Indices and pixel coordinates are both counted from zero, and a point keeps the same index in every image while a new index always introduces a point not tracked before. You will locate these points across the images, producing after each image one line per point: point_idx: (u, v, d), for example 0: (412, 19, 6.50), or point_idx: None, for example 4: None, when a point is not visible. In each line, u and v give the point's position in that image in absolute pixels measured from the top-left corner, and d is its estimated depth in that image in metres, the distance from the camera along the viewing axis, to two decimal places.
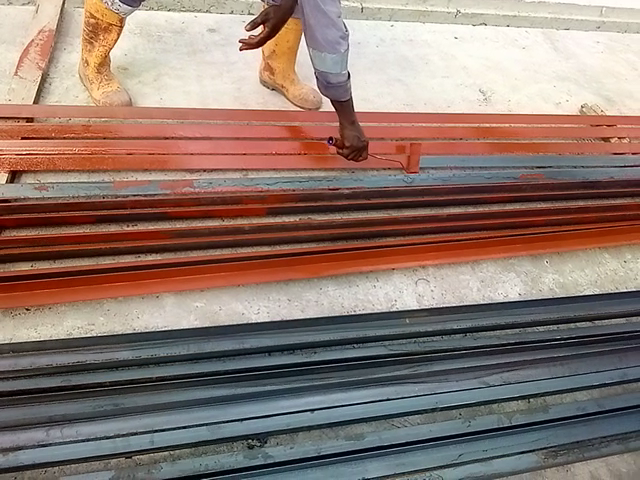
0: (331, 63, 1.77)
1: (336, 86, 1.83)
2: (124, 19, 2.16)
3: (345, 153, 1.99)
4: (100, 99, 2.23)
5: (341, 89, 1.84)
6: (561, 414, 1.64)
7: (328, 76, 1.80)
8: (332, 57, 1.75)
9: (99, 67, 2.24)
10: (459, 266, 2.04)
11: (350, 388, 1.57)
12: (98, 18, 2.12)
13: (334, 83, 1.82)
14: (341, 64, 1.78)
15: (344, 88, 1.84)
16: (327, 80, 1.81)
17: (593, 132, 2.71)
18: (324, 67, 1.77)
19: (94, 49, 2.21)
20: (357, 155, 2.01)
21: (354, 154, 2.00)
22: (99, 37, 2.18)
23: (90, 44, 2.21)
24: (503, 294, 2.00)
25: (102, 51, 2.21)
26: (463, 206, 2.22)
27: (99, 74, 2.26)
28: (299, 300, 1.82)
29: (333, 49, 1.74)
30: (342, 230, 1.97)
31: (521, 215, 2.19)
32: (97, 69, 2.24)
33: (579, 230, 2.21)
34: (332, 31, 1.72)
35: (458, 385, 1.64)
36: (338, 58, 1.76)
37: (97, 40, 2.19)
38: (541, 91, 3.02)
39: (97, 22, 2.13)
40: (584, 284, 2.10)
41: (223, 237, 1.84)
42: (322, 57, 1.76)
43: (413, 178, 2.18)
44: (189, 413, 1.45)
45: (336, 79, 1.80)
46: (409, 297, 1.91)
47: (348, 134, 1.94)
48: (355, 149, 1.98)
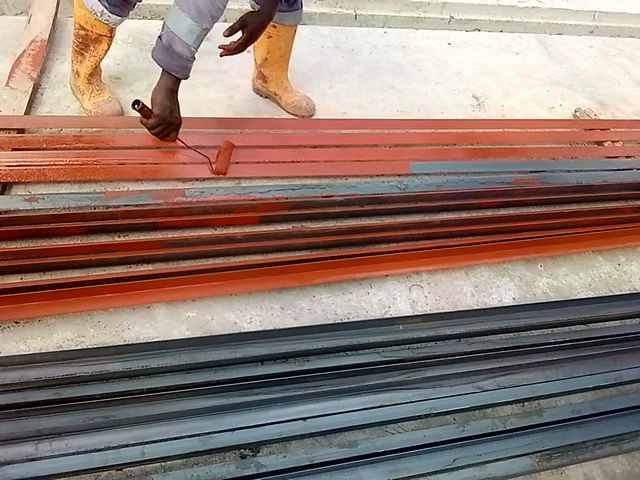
0: (184, 28, 1.77)
1: (173, 54, 1.81)
2: (113, 28, 2.16)
3: (152, 126, 1.91)
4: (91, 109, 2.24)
5: (178, 60, 1.83)
6: (556, 418, 1.62)
7: (174, 40, 1.79)
8: (189, 24, 1.77)
9: (90, 77, 2.24)
10: (453, 271, 2.03)
11: (343, 395, 1.56)
12: (89, 29, 2.13)
13: (176, 52, 1.81)
14: (195, 37, 1.80)
15: (180, 63, 1.83)
16: (171, 45, 1.79)
17: (585, 136, 2.74)
18: (175, 30, 1.77)
19: (84, 60, 2.21)
20: (165, 130, 1.96)
21: (163, 130, 1.94)
22: (90, 49, 2.18)
23: (80, 55, 2.20)
24: (498, 299, 1.99)
25: (93, 62, 2.21)
26: (457, 211, 2.22)
27: (89, 85, 2.25)
28: (292, 308, 1.81)
29: (194, 17, 1.76)
30: (335, 236, 1.96)
31: (515, 219, 2.19)
32: (87, 79, 2.24)
33: (573, 233, 2.20)
34: (205, 3, 1.75)
35: (452, 390, 1.63)
36: (192, 30, 1.78)
37: (87, 51, 2.19)
38: (534, 96, 3.02)
39: (87, 33, 2.14)
40: (579, 287, 2.09)
41: (215, 246, 1.84)
42: (179, 19, 1.76)
43: (406, 184, 2.18)
44: (180, 423, 1.44)
45: (180, 48, 1.80)
46: (403, 303, 1.90)
47: (159, 101, 1.89)
48: (165, 123, 1.93)
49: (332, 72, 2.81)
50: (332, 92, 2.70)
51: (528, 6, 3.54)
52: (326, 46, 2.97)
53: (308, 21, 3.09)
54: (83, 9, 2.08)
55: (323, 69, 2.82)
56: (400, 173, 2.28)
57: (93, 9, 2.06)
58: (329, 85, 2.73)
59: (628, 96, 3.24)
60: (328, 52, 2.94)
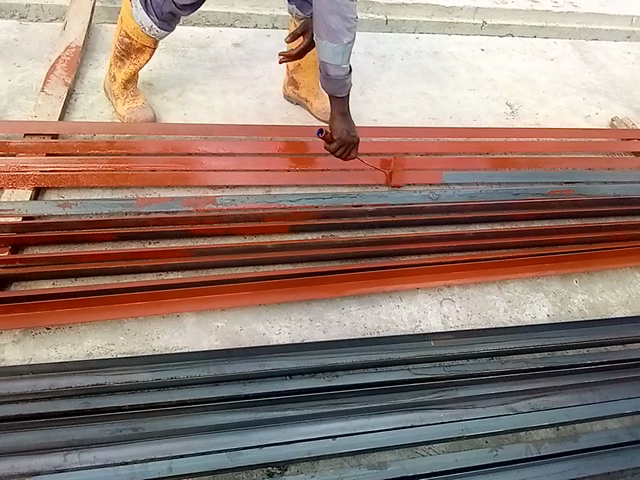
0: (331, 52, 1.63)
1: (334, 79, 1.70)
2: (157, 41, 2.18)
3: (335, 150, 1.79)
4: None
5: (338, 83, 1.70)
6: (593, 444, 1.57)
7: (328, 67, 1.67)
8: (334, 48, 1.62)
9: (127, 83, 2.25)
10: (485, 286, 1.98)
11: (373, 413, 1.53)
12: (133, 39, 2.15)
13: (334, 77, 1.69)
14: (344, 56, 1.65)
15: (344, 83, 1.71)
16: (327, 73, 1.68)
17: (624, 145, 2.65)
18: (325, 57, 1.65)
19: (123, 67, 2.24)
20: (347, 152, 1.80)
21: (344, 151, 1.79)
22: (131, 57, 2.21)
23: (121, 61, 2.23)
24: (532, 316, 1.93)
25: (131, 70, 2.23)
26: (489, 223, 2.17)
27: (125, 90, 2.27)
28: (321, 320, 1.79)
29: (337, 38, 1.60)
30: (365, 248, 1.93)
31: (550, 232, 2.12)
32: (123, 85, 2.26)
33: (612, 248, 2.13)
34: (338, 20, 1.58)
35: (485, 412, 1.59)
36: (341, 50, 1.63)
37: (129, 59, 2.22)
38: (570, 104, 2.94)
39: (131, 42, 2.16)
40: (616, 305, 2.02)
41: (246, 255, 1.83)
42: (323, 45, 1.62)
43: (439, 194, 2.12)
44: (208, 437, 1.43)
45: (335, 72, 1.67)
46: (434, 318, 1.86)
47: (336, 126, 1.76)
48: (344, 144, 1.77)
49: (363, 78, 2.78)
50: (362, 99, 2.66)
51: (564, 10, 3.46)
52: (356, 52, 2.95)
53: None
54: (133, 22, 2.10)
55: (354, 75, 2.79)
56: (431, 183, 2.25)
57: (141, 23, 2.08)
58: (359, 92, 2.70)
59: None
60: (358, 57, 2.91)
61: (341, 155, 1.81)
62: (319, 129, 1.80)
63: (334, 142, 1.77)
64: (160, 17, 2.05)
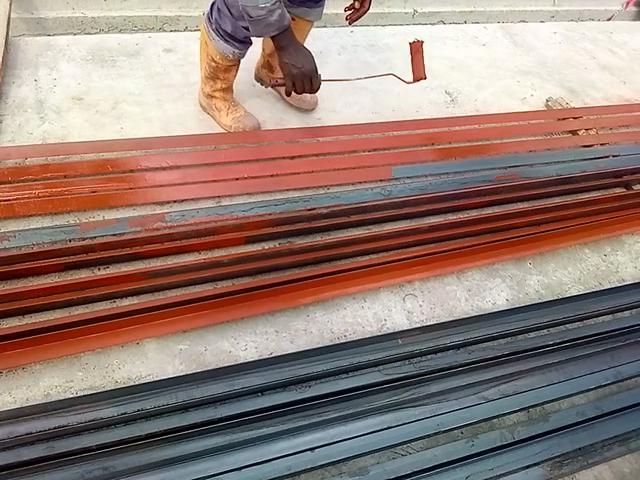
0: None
1: (257, 20, 1.86)
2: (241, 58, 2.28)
3: (290, 85, 1.99)
4: (231, 124, 2.32)
5: (260, 24, 1.86)
6: (562, 422, 1.63)
7: (246, 10, 1.83)
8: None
9: (225, 96, 2.35)
10: (445, 277, 2.00)
11: (349, 420, 1.53)
12: (218, 62, 2.25)
13: (255, 17, 1.85)
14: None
15: (266, 22, 1.86)
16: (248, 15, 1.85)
17: (560, 125, 2.78)
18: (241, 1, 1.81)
19: (215, 85, 2.32)
20: (301, 86, 1.98)
21: (298, 87, 1.98)
22: (219, 77, 2.30)
23: (211, 81, 2.32)
24: (492, 302, 1.97)
25: (224, 87, 2.32)
26: (444, 214, 2.19)
27: (226, 102, 2.35)
28: (287, 331, 1.75)
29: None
30: (324, 252, 1.91)
31: (500, 218, 2.17)
32: (223, 98, 2.34)
33: (560, 228, 2.20)
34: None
35: (458, 403, 1.61)
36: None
37: (220, 79, 2.31)
38: (506, 88, 3.02)
39: (217, 66, 2.26)
40: (569, 283, 2.08)
41: (201, 273, 1.77)
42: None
43: (390, 190, 2.15)
44: (183, 467, 1.39)
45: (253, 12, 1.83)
46: (399, 315, 1.87)
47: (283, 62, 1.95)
48: (295, 80, 1.96)
49: None
50: None
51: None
52: None
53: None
54: (215, 50, 2.20)
55: None
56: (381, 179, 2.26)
57: (232, 53, 2.19)
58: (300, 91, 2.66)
59: (596, 81, 3.27)
60: None
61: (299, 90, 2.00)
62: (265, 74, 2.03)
63: (286, 81, 1.98)
64: (241, 42, 2.17)
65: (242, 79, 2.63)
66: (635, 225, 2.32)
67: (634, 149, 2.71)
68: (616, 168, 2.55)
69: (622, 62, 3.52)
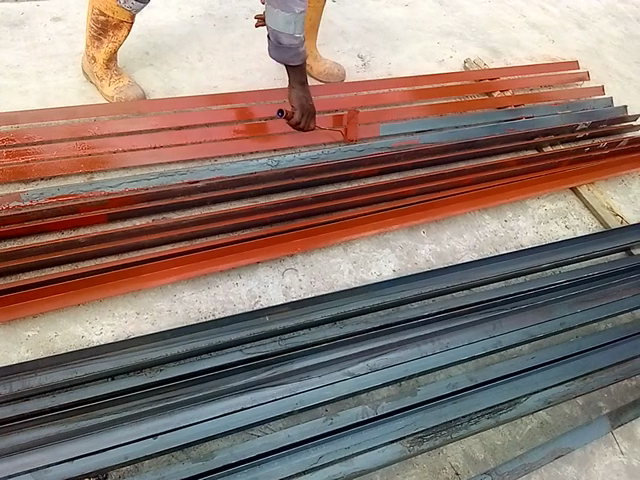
0: (282, 22, 1.66)
1: (285, 48, 1.74)
2: (134, 15, 2.10)
3: (296, 119, 1.88)
4: (113, 94, 2.21)
5: (290, 52, 1.75)
6: (430, 396, 1.57)
7: (279, 35, 1.70)
8: (285, 16, 1.65)
9: (108, 62, 2.20)
10: (330, 249, 1.93)
11: (202, 403, 1.44)
12: (109, 16, 2.08)
13: (286, 45, 1.73)
14: (295, 25, 1.68)
15: (294, 51, 1.75)
16: (278, 41, 1.72)
17: (477, 87, 2.66)
18: (276, 26, 1.68)
19: (102, 46, 2.17)
20: (308, 121, 1.89)
21: (307, 120, 1.89)
22: (108, 34, 2.14)
23: (98, 41, 2.16)
24: (377, 273, 1.91)
25: (111, 48, 2.17)
26: (335, 184, 2.10)
27: (108, 70, 2.22)
28: (150, 312, 1.67)
29: (287, 8, 1.64)
30: (198, 227, 1.81)
31: (394, 185, 2.07)
32: (105, 65, 2.20)
33: (458, 194, 2.12)
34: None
35: (320, 381, 1.54)
36: (291, 18, 1.66)
37: (106, 37, 2.14)
38: (424, 50, 2.89)
39: (107, 19, 2.09)
40: (463, 250, 2.04)
41: (55, 256, 1.66)
42: (275, 14, 1.66)
43: (278, 160, 2.05)
44: (8, 461, 1.27)
45: (287, 41, 1.71)
46: (275, 291, 1.78)
47: (294, 96, 1.85)
48: (306, 112, 1.87)
49: (202, 43, 2.59)
50: (202, 66, 2.48)
51: None
52: (196, 15, 2.74)
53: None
54: None
55: (194, 41, 2.59)
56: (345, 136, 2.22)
57: None
58: (198, 58, 2.51)
59: (522, 40, 3.14)
60: (198, 21, 2.71)
61: (302, 125, 1.89)
62: (280, 111, 1.83)
63: (297, 112, 1.86)
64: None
65: (136, 48, 2.50)
66: (536, 189, 2.24)
67: (551, 109, 2.59)
68: (528, 129, 2.44)
69: (553, 19, 3.38)
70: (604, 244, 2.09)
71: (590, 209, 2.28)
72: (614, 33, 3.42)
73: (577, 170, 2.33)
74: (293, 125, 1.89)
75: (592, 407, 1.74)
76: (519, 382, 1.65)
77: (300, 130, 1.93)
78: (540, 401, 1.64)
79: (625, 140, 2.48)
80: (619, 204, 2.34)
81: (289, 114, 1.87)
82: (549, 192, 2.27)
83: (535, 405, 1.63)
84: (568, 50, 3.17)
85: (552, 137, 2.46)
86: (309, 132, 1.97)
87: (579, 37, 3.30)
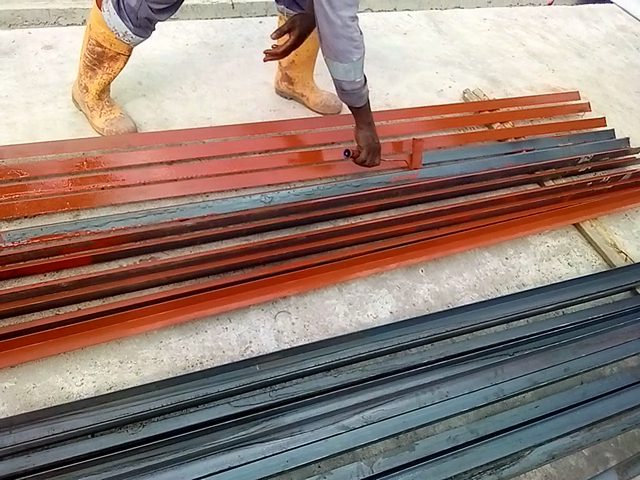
0: (343, 73, 1.62)
1: (350, 93, 1.70)
2: (131, 47, 2.08)
3: (363, 158, 1.88)
4: (103, 126, 2.15)
5: (355, 96, 1.71)
6: (429, 451, 1.49)
7: (342, 83, 1.66)
8: (344, 66, 1.61)
9: (101, 93, 2.15)
10: (325, 290, 1.86)
11: (185, 462, 1.36)
12: (105, 48, 2.04)
13: (349, 91, 1.69)
14: (355, 71, 1.63)
15: (360, 94, 1.71)
16: (341, 88, 1.68)
17: (476, 118, 2.61)
18: (338, 76, 1.64)
19: (95, 76, 2.12)
20: (374, 158, 1.89)
21: (372, 157, 1.89)
22: (103, 65, 2.10)
23: (92, 72, 2.12)
24: (374, 316, 1.83)
25: (105, 79, 2.13)
26: (331, 220, 2.03)
27: (100, 101, 2.17)
28: (134, 360, 1.59)
29: (346, 59, 1.59)
30: (187, 268, 1.75)
31: (390, 223, 2.02)
32: (97, 96, 2.16)
33: (456, 232, 2.06)
34: (344, 41, 1.55)
35: (313, 435, 1.46)
36: (351, 66, 1.61)
37: (101, 68, 2.11)
38: (422, 80, 2.85)
39: (103, 50, 2.05)
40: (462, 290, 1.96)
41: (36, 301, 1.59)
42: (335, 66, 1.62)
43: (272, 196, 1.98)
44: None
45: (351, 87, 1.67)
46: (267, 337, 1.70)
47: (360, 136, 1.84)
48: (371, 150, 1.87)
49: (196, 73, 2.55)
50: (195, 96, 2.43)
51: None
52: (190, 43, 2.70)
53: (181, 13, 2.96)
54: (104, 28, 1.99)
55: (188, 71, 2.55)
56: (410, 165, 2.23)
57: (115, 29, 1.97)
58: (192, 88, 2.47)
59: (521, 69, 3.11)
60: (193, 50, 2.67)
61: (369, 162, 1.90)
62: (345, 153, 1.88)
63: (362, 152, 1.86)
64: (135, 22, 1.95)
65: (128, 77, 2.46)
66: (538, 225, 2.18)
67: (552, 141, 2.54)
68: (527, 163, 2.40)
69: (552, 48, 3.36)
70: (608, 284, 2.02)
71: (593, 246, 2.22)
72: (614, 62, 3.40)
73: (579, 206, 2.28)
74: (358, 163, 1.90)
75: (599, 459, 1.65)
76: (522, 433, 1.57)
77: (365, 166, 1.93)
78: (545, 455, 1.55)
79: (627, 175, 2.43)
80: (623, 240, 2.27)
81: (355, 154, 1.88)
82: (550, 228, 2.21)
83: (540, 460, 1.54)
84: (568, 79, 3.14)
85: (553, 171, 2.41)
86: (372, 166, 1.96)
87: (578, 66, 3.27)
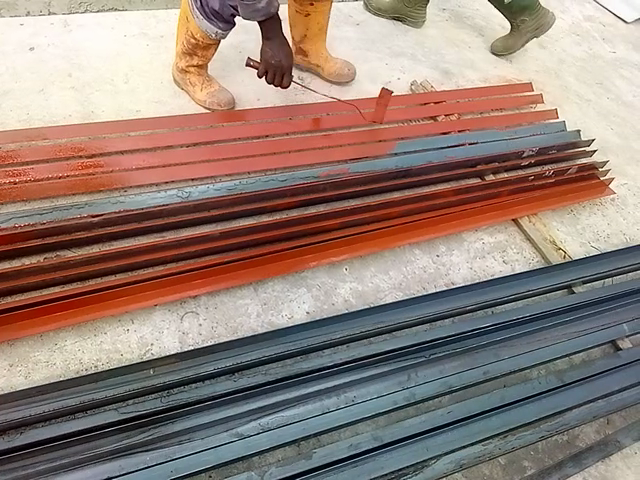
0: None
1: (247, 6, 1.95)
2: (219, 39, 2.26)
3: (262, 72, 2.10)
4: (205, 100, 2.31)
5: (251, 10, 1.95)
6: (327, 459, 1.41)
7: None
8: None
9: (200, 71, 2.33)
10: (239, 290, 1.78)
11: (62, 472, 1.30)
12: (199, 40, 2.22)
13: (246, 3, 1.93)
14: None
15: (251, 9, 1.95)
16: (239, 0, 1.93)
17: (421, 111, 2.53)
18: None
19: (192, 61, 2.31)
20: (281, 78, 2.11)
21: (279, 77, 2.11)
22: (197, 54, 2.29)
23: (190, 57, 2.31)
24: (288, 316, 1.75)
25: (201, 63, 2.32)
26: (254, 216, 1.95)
27: (200, 77, 2.33)
28: (25, 363, 1.53)
29: None
30: (91, 267, 1.66)
31: (315, 218, 1.92)
32: (197, 72, 2.33)
33: (382, 228, 1.98)
34: None
35: (203, 443, 1.39)
36: None
37: (195, 55, 2.30)
38: (369, 71, 2.76)
39: (197, 42, 2.23)
40: (386, 289, 1.89)
41: None
42: None
43: (189, 192, 1.90)
44: None
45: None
46: (170, 339, 1.64)
47: (266, 51, 2.06)
48: (274, 69, 2.09)
49: (131, 65, 2.47)
50: (127, 88, 2.36)
51: None
52: (129, 35, 2.62)
53: (128, 5, 2.86)
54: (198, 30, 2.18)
55: (122, 63, 2.47)
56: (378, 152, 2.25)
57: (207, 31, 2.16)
58: (124, 80, 2.39)
59: (475, 61, 3.02)
60: (130, 41, 2.59)
61: (271, 80, 2.11)
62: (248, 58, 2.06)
63: (263, 68, 2.08)
64: (225, 20, 2.13)
65: (58, 68, 2.37)
66: (471, 221, 2.12)
67: (498, 133, 2.45)
68: (468, 156, 2.31)
69: None
70: (539, 282, 1.95)
71: (531, 242, 2.14)
72: (577, 53, 3.29)
73: (517, 202, 2.21)
74: (261, 76, 2.11)
75: (516, 468, 1.56)
76: (431, 441, 1.49)
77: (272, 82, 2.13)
78: (452, 464, 1.48)
79: (574, 168, 2.35)
80: (565, 236, 2.19)
81: (260, 71, 2.10)
82: (486, 224, 2.14)
83: (446, 469, 1.47)
84: (525, 70, 3.05)
85: (496, 164, 2.32)
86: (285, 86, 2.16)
87: (538, 57, 3.18)
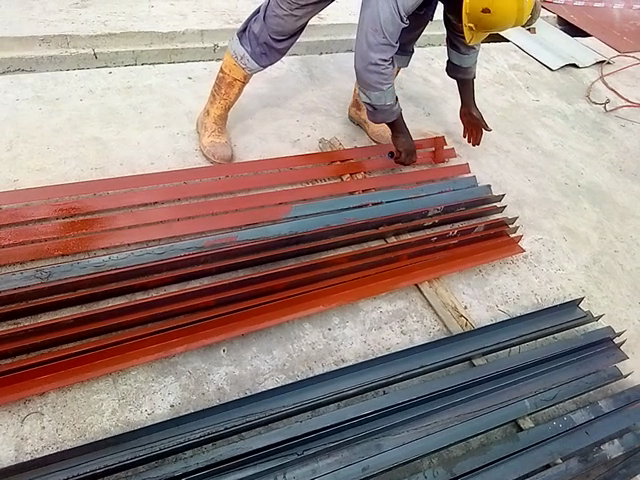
0: None
1: None
2: (248, 75, 2.42)
3: None
4: (206, 146, 2.42)
5: None
6: None
7: None
8: None
9: (218, 118, 2.46)
10: (95, 383, 1.60)
11: None
12: (226, 72, 2.41)
13: None
14: None
15: None
16: None
17: (328, 170, 2.43)
18: None
19: (214, 101, 2.46)
20: None
21: None
22: (222, 90, 2.44)
23: (213, 97, 2.47)
24: (148, 412, 1.57)
25: (223, 103, 2.46)
26: (124, 295, 1.80)
27: (214, 124, 2.45)
28: None
29: None
30: None
31: (188, 296, 1.77)
32: (216, 120, 2.45)
33: (265, 304, 1.83)
34: None
35: None
36: None
37: (219, 93, 2.45)
38: (278, 129, 2.68)
39: (224, 76, 2.41)
40: (266, 373, 1.72)
41: None
42: None
43: (49, 271, 1.75)
44: None
45: None
46: (3, 447, 1.44)
47: None
48: None
49: (17, 130, 2.36)
50: (7, 156, 2.23)
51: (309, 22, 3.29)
52: (21, 98, 2.52)
53: (36, 65, 2.80)
54: (230, 58, 2.37)
55: (8, 128, 2.35)
56: (274, 218, 2.14)
57: (235, 53, 2.34)
58: (6, 147, 2.26)
59: None
60: (21, 105, 2.48)
61: None
62: None
63: None
64: (255, 49, 2.31)
65: None
66: (370, 289, 1.98)
67: (404, 192, 2.36)
68: (371, 218, 2.21)
69: (433, 90, 3.22)
70: (437, 356, 1.81)
71: (433, 309, 2.01)
72: (500, 102, 3.22)
73: (418, 265, 2.09)
74: None
75: None
76: None
77: None
78: None
79: (479, 226, 2.23)
80: (470, 301, 2.07)
81: None
82: (384, 292, 2.00)
83: None
84: (443, 123, 3.01)
85: (398, 225, 2.22)
86: None
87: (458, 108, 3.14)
